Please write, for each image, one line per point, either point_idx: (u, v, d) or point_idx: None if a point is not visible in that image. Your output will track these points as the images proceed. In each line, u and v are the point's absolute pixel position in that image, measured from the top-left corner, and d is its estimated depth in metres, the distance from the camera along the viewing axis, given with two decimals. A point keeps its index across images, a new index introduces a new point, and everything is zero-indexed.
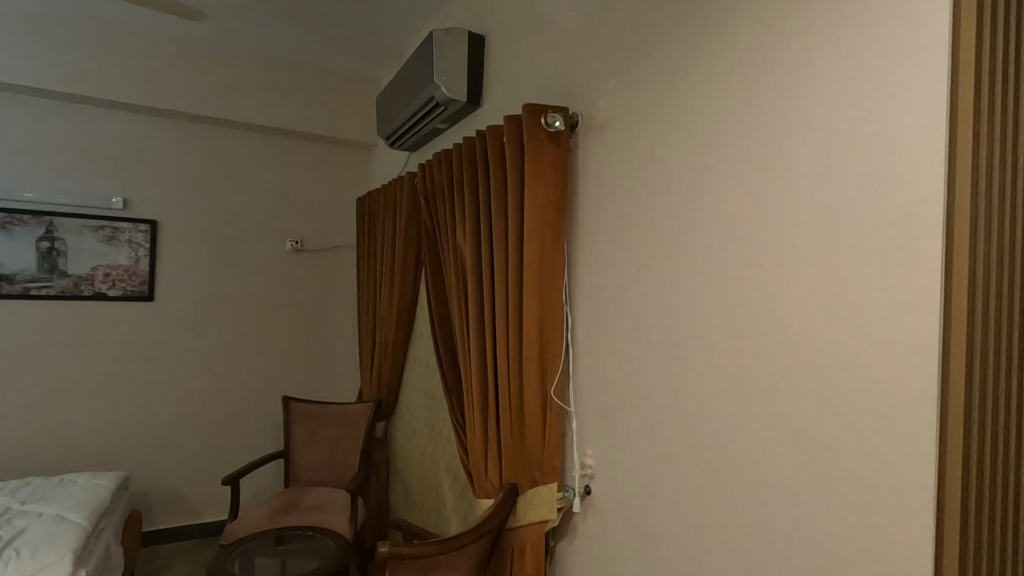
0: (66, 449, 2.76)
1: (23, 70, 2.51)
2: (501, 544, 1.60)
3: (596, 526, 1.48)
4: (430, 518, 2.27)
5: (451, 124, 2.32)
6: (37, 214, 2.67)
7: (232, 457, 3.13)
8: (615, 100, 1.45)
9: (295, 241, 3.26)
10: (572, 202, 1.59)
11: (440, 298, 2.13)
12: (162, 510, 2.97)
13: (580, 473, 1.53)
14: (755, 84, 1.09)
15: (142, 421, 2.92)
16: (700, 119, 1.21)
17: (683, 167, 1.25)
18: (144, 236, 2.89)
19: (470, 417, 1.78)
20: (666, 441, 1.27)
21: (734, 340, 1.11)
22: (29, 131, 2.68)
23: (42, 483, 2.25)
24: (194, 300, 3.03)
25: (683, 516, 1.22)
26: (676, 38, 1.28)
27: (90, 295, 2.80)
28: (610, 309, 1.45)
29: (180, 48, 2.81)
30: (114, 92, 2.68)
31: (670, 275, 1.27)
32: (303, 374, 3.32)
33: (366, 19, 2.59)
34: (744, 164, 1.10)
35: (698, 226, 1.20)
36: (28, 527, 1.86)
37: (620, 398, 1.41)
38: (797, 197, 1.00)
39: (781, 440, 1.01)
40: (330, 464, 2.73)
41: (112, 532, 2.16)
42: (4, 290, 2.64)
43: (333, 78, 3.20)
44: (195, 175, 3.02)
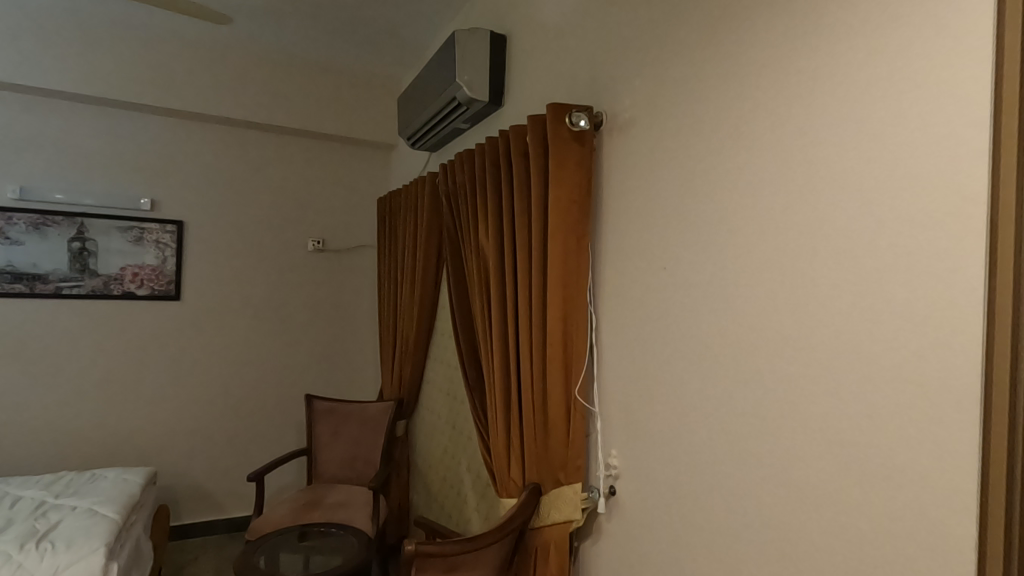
0: (96, 445, 2.83)
1: (55, 76, 2.58)
2: (525, 543, 1.60)
3: (621, 526, 1.48)
4: (451, 516, 2.28)
5: (472, 124, 2.33)
6: (69, 215, 2.74)
7: (256, 453, 3.18)
8: (641, 99, 1.44)
9: (317, 241, 3.30)
10: (596, 202, 1.58)
11: (462, 298, 2.14)
12: (188, 505, 3.03)
13: (605, 473, 1.52)
14: (787, 83, 1.07)
15: (169, 418, 2.98)
16: (728, 119, 1.19)
17: (711, 167, 1.23)
18: (171, 236, 2.95)
19: (493, 416, 1.78)
20: (694, 442, 1.26)
21: (764, 341, 1.09)
22: (61, 135, 2.75)
23: (75, 477, 2.31)
24: (219, 299, 3.08)
25: (710, 517, 1.21)
26: (704, 36, 1.26)
27: (120, 294, 2.86)
28: (636, 310, 1.44)
29: (205, 51, 2.86)
30: (141, 96, 2.74)
31: (698, 275, 1.26)
32: (325, 372, 3.35)
33: (387, 20, 2.61)
34: (775, 163, 1.09)
35: (727, 227, 1.19)
36: (63, 520, 1.91)
37: (646, 399, 1.40)
38: (833, 196, 0.98)
39: (813, 442, 1.00)
40: (351, 462, 2.76)
41: (142, 525, 2.21)
42: (38, 289, 2.71)
43: (355, 80, 3.23)
44: (220, 176, 3.08)
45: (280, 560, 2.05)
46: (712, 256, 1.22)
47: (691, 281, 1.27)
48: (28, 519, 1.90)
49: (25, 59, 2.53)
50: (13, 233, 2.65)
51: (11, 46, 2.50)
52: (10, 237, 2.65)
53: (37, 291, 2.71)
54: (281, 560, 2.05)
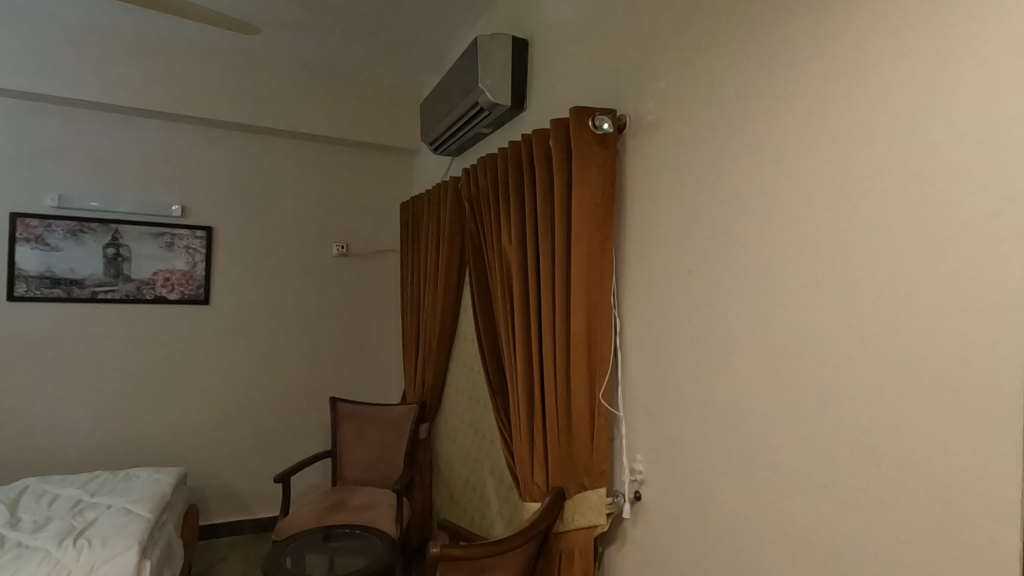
0: (129, 446, 2.91)
1: (92, 88, 2.68)
2: (549, 547, 1.59)
3: (647, 532, 1.46)
4: (474, 519, 2.28)
5: (493, 128, 2.34)
6: (104, 222, 2.83)
7: (282, 455, 3.23)
8: (666, 100, 1.43)
9: (341, 245, 3.34)
10: (620, 205, 1.57)
11: (485, 301, 2.15)
12: (217, 505, 3.09)
13: (630, 478, 1.51)
14: (816, 84, 1.05)
15: (198, 420, 3.05)
16: (755, 121, 1.18)
17: (738, 169, 1.22)
18: (200, 242, 3.02)
19: (516, 419, 1.78)
20: (722, 447, 1.24)
21: (794, 345, 1.08)
22: (97, 144, 2.84)
23: (109, 477, 2.37)
24: (247, 303, 3.15)
25: (738, 524, 1.20)
26: (730, 38, 1.25)
27: (152, 299, 2.94)
28: (661, 312, 1.43)
29: (233, 61, 2.93)
30: (172, 105, 2.82)
31: (725, 278, 1.24)
32: (349, 375, 3.39)
33: (410, 28, 2.65)
34: (804, 163, 1.07)
35: (755, 230, 1.17)
36: (98, 518, 1.97)
37: (673, 403, 1.38)
38: (865, 195, 0.95)
39: (846, 449, 0.97)
40: (375, 464, 2.78)
41: (173, 525, 2.26)
42: (75, 294, 2.80)
43: (379, 87, 3.27)
44: (247, 183, 3.15)
45: (306, 561, 2.08)
46: (741, 258, 1.20)
47: (718, 284, 1.26)
48: (66, 517, 1.96)
49: (64, 72, 2.63)
50: (52, 239, 2.75)
51: (51, 60, 2.60)
52: (49, 244, 2.75)
53: (73, 296, 2.80)
54: (307, 561, 2.08)
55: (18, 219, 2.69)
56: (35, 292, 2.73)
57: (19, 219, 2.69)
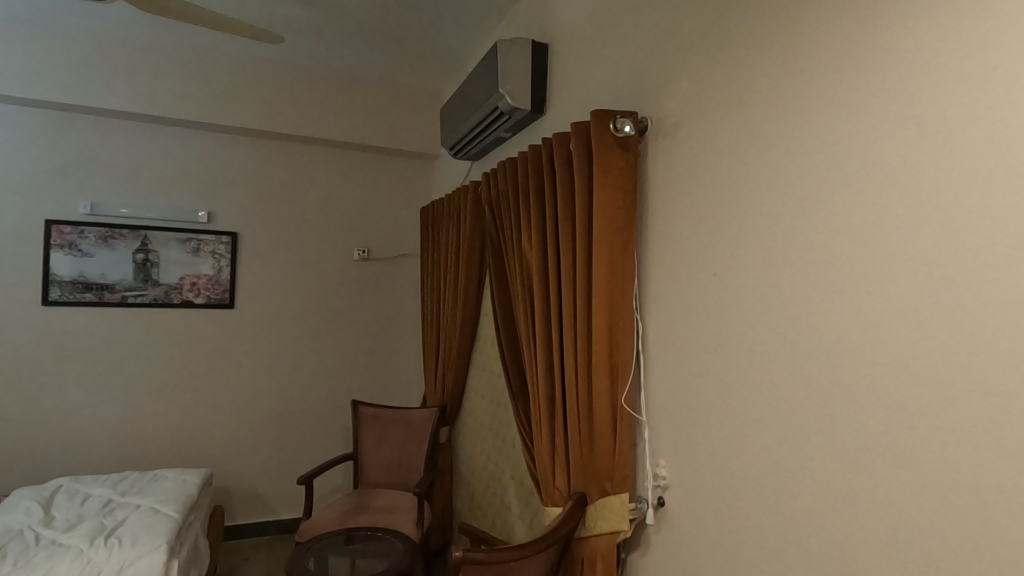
0: (157, 447, 2.97)
1: (123, 98, 2.76)
2: (571, 552, 1.59)
3: (671, 538, 1.44)
4: (495, 523, 2.27)
5: (513, 132, 2.34)
6: (134, 228, 2.91)
7: (305, 457, 3.26)
8: (688, 102, 1.42)
9: (362, 250, 3.38)
10: (641, 208, 1.56)
11: (505, 305, 2.15)
12: (242, 506, 3.14)
13: (653, 484, 1.49)
14: (845, 84, 1.04)
15: (223, 422, 3.10)
16: (781, 122, 1.17)
17: (763, 170, 1.20)
18: (226, 247, 3.08)
19: (537, 423, 1.78)
20: (749, 452, 1.22)
21: (825, 349, 1.06)
22: (127, 153, 2.92)
23: (139, 477, 2.42)
24: (271, 307, 3.20)
25: (764, 530, 1.18)
26: (755, 38, 1.24)
27: (179, 303, 3.01)
28: (684, 317, 1.41)
29: (257, 69, 2.99)
30: (200, 114, 2.89)
31: (751, 280, 1.22)
32: (370, 379, 3.42)
33: (431, 34, 2.68)
34: (833, 165, 1.05)
35: (782, 232, 1.15)
36: (128, 518, 2.01)
37: (697, 408, 1.36)
38: (898, 197, 0.94)
39: (881, 456, 0.95)
40: (397, 467, 2.80)
41: (200, 525, 2.30)
42: (106, 298, 2.88)
43: (399, 92, 3.31)
44: (271, 189, 3.20)
45: (329, 563, 2.10)
46: (767, 261, 1.19)
47: (744, 286, 1.24)
48: (98, 516, 2.01)
49: (97, 84, 2.71)
50: (84, 245, 2.83)
51: (84, 72, 2.69)
52: (81, 249, 2.83)
53: (104, 300, 2.88)
54: (330, 563, 2.10)
55: (52, 226, 2.78)
56: (69, 296, 2.82)
57: (53, 226, 2.78)
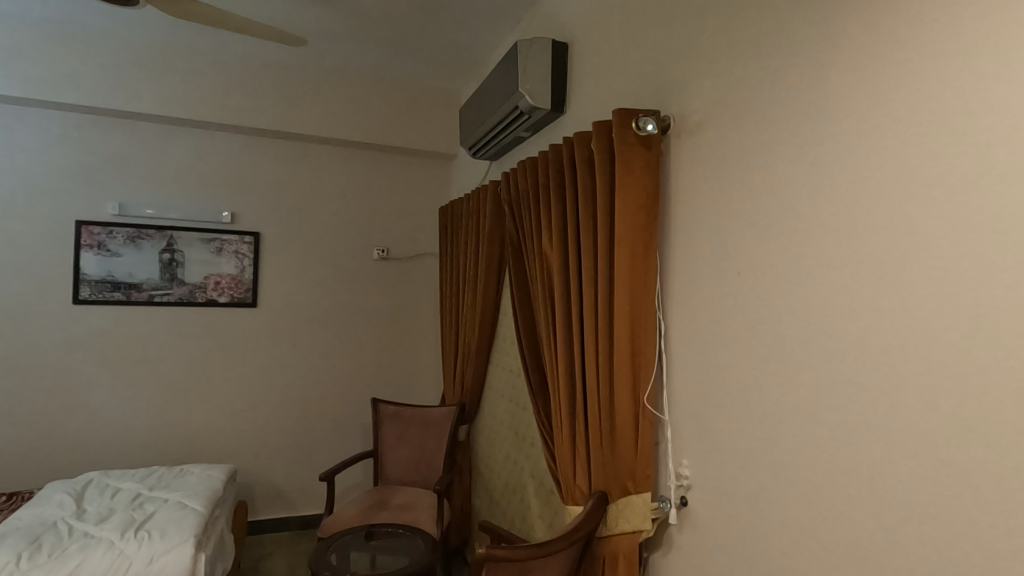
0: (181, 443, 3.04)
1: (148, 101, 2.82)
2: (592, 551, 1.59)
3: (694, 538, 1.43)
4: (514, 522, 2.28)
5: (533, 131, 2.35)
6: (160, 229, 2.97)
7: (326, 454, 3.31)
8: (711, 100, 1.41)
9: (382, 249, 3.41)
10: (664, 207, 1.55)
11: (525, 305, 2.15)
12: (264, 502, 3.20)
13: (676, 484, 1.48)
14: (873, 78, 1.02)
15: (246, 419, 3.15)
16: (807, 118, 1.15)
17: (787, 168, 1.19)
18: (248, 247, 3.14)
19: (558, 422, 1.78)
20: (774, 452, 1.21)
21: (851, 348, 1.04)
22: (153, 155, 2.98)
23: (166, 472, 2.48)
24: (291, 305, 3.24)
25: (788, 530, 1.17)
26: (778, 36, 1.23)
27: (203, 302, 3.07)
28: (707, 317, 1.40)
29: (278, 71, 3.03)
30: (222, 116, 2.94)
31: (775, 279, 1.21)
32: (389, 377, 3.45)
33: (449, 34, 2.69)
34: (859, 164, 1.04)
35: (807, 229, 1.14)
36: (157, 511, 2.06)
37: (721, 408, 1.35)
38: (926, 196, 0.92)
39: (911, 456, 0.93)
40: (416, 465, 2.82)
41: (225, 519, 2.35)
42: (133, 297, 2.95)
43: (418, 93, 3.33)
44: (291, 190, 3.24)
45: (350, 558, 2.12)
46: (792, 258, 1.17)
47: (769, 285, 1.23)
48: (128, 510, 2.06)
49: (124, 88, 2.78)
50: (113, 245, 2.90)
51: (113, 75, 2.76)
52: (110, 249, 2.90)
53: (132, 299, 2.95)
54: (351, 558, 2.13)
55: (83, 227, 2.85)
56: (98, 295, 2.89)
57: (84, 227, 2.85)
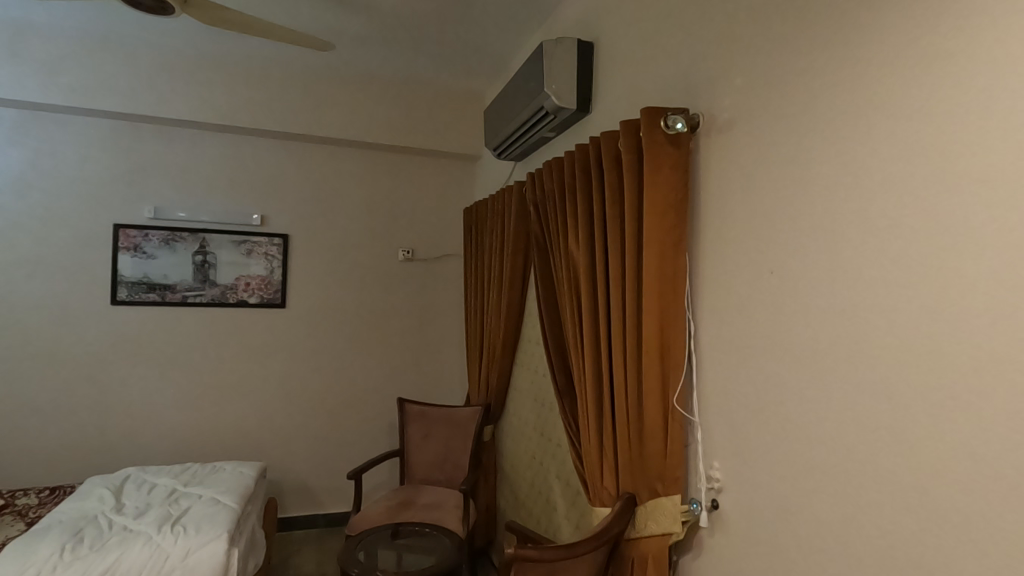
0: (213, 441, 3.11)
1: (182, 107, 2.90)
2: (621, 553, 1.58)
3: (725, 542, 1.41)
4: (540, 522, 2.28)
5: (558, 132, 2.35)
6: (193, 232, 3.05)
7: (353, 453, 3.35)
8: (742, 97, 1.38)
9: (407, 250, 3.44)
10: (693, 206, 1.53)
11: (551, 305, 2.15)
12: (294, 499, 3.25)
13: (707, 487, 1.46)
14: (914, 70, 0.99)
15: (275, 417, 3.21)
16: (843, 111, 1.12)
17: (822, 163, 1.16)
18: (277, 249, 3.20)
19: (585, 423, 1.78)
20: (809, 454, 1.18)
21: (893, 346, 1.01)
22: (186, 160, 3.07)
23: (199, 468, 2.54)
24: (319, 306, 3.29)
25: (822, 532, 1.14)
26: (810, 30, 1.20)
27: (234, 302, 3.14)
28: (738, 317, 1.38)
29: (305, 75, 3.08)
30: (251, 120, 3.00)
31: (809, 277, 1.18)
32: (415, 377, 3.48)
33: (474, 36, 2.71)
34: (896, 162, 1.01)
35: (843, 226, 1.11)
36: (192, 507, 2.11)
37: (754, 410, 1.33)
38: (970, 195, 0.90)
39: (959, 457, 0.90)
40: (442, 464, 2.84)
41: (256, 516, 2.40)
42: (168, 298, 3.03)
43: (442, 95, 3.35)
44: (319, 192, 3.30)
45: (378, 556, 2.15)
46: (827, 256, 1.14)
47: (803, 284, 1.20)
48: (164, 505, 2.12)
49: (159, 95, 2.86)
50: (148, 248, 2.99)
51: (148, 83, 2.84)
52: (146, 252, 2.99)
53: (166, 300, 3.03)
54: (379, 555, 2.15)
55: (120, 230, 2.95)
56: (134, 296, 2.98)
57: (121, 230, 2.95)
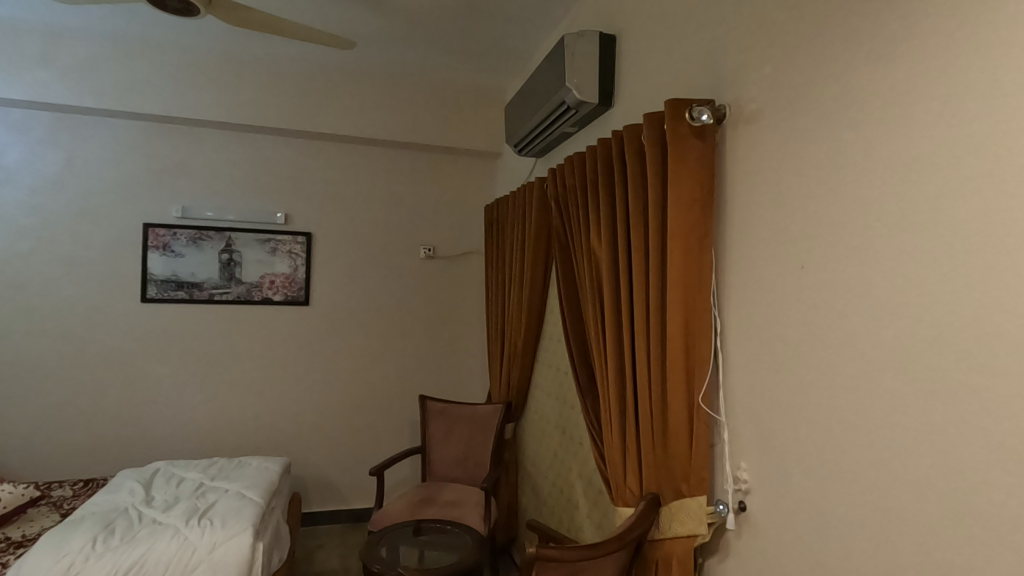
0: (239, 436, 3.16)
1: (207, 107, 2.94)
2: (645, 554, 1.55)
3: (753, 544, 1.37)
4: (563, 521, 2.26)
5: (579, 127, 2.32)
6: (219, 231, 3.11)
7: (376, 450, 3.38)
8: (771, 88, 1.34)
9: (428, 248, 3.44)
10: (720, 201, 1.49)
11: (573, 303, 2.12)
12: (317, 495, 3.29)
13: (733, 488, 1.42)
14: (953, 57, 0.95)
15: (299, 414, 3.25)
16: (879, 97, 1.07)
17: (855, 151, 1.11)
18: (301, 247, 3.23)
19: (607, 421, 1.76)
20: (841, 454, 1.13)
21: (931, 343, 0.96)
22: (212, 160, 3.12)
23: (225, 463, 2.58)
24: (342, 304, 3.32)
25: (854, 538, 1.10)
26: (842, 18, 1.16)
27: (260, 300, 3.18)
28: (767, 314, 1.33)
29: (327, 73, 3.10)
30: (274, 120, 3.04)
31: (841, 272, 1.14)
32: (437, 375, 3.49)
33: (494, 33, 2.69)
34: (935, 154, 0.97)
35: (878, 218, 1.06)
36: (218, 501, 2.15)
37: (784, 410, 1.28)
38: (1013, 187, 0.85)
39: (999, 463, 0.86)
40: (463, 462, 2.84)
41: (281, 510, 2.43)
42: (195, 296, 3.09)
43: (463, 91, 3.35)
44: (341, 190, 3.32)
45: (400, 552, 2.16)
46: (860, 247, 1.10)
47: (836, 278, 1.15)
48: (191, 498, 2.16)
49: (185, 96, 2.91)
50: (176, 246, 3.05)
51: (174, 84, 2.90)
52: (174, 250, 3.05)
53: (194, 298, 3.09)
54: (401, 552, 2.16)
55: (150, 229, 3.01)
56: (163, 294, 3.05)
57: (150, 229, 3.01)
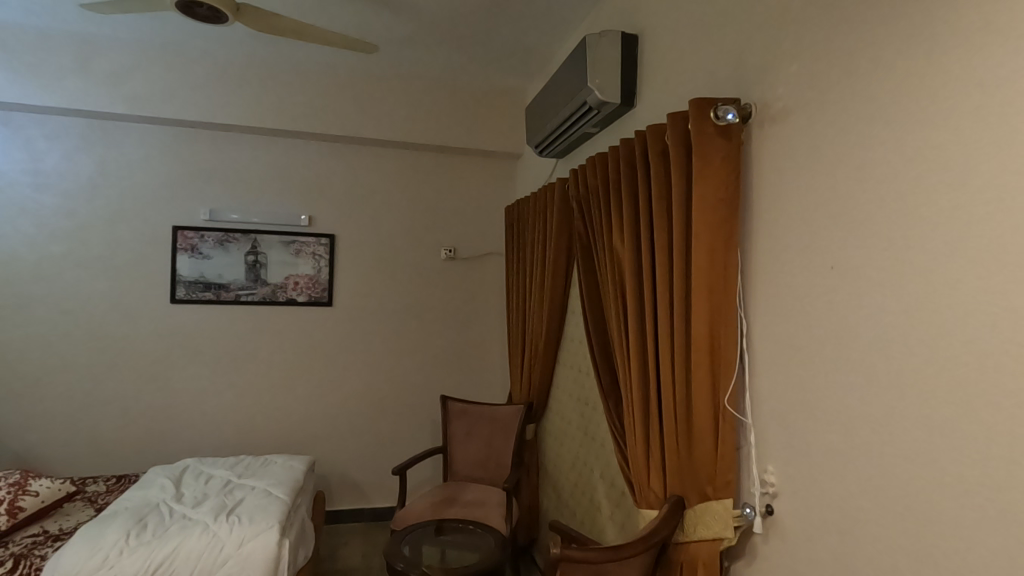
0: (265, 434, 3.22)
1: (232, 112, 3.00)
2: (670, 556, 1.54)
3: (781, 549, 1.35)
4: (585, 522, 2.25)
5: (601, 127, 2.31)
6: (245, 233, 3.17)
7: (398, 449, 3.41)
8: (797, 85, 1.32)
9: (449, 249, 3.46)
10: (745, 200, 1.47)
11: (595, 304, 2.12)
12: (341, 493, 3.33)
13: (760, 491, 1.40)
14: (988, 52, 0.92)
15: (323, 413, 3.30)
16: (910, 94, 1.05)
17: (885, 149, 1.09)
18: (325, 248, 3.28)
19: (630, 423, 1.75)
20: (870, 457, 1.11)
21: (966, 345, 0.94)
22: (238, 163, 3.18)
23: (251, 461, 2.63)
24: (364, 305, 3.36)
25: (884, 543, 1.08)
26: (871, 13, 1.14)
27: (284, 301, 3.24)
28: (795, 315, 1.31)
29: (349, 77, 3.14)
30: (297, 123, 3.09)
31: (872, 273, 1.12)
32: (458, 375, 3.50)
33: (514, 34, 2.70)
34: (969, 152, 0.94)
35: (908, 217, 1.04)
36: (246, 497, 2.19)
37: (812, 413, 1.26)
38: None
39: None
40: (484, 462, 2.85)
41: (306, 508, 2.46)
42: (222, 296, 3.16)
43: (483, 92, 3.36)
44: (363, 192, 3.36)
45: (422, 551, 2.17)
46: (890, 246, 1.08)
47: (865, 277, 1.13)
48: (220, 495, 2.21)
49: (211, 101, 2.97)
50: (204, 248, 3.12)
51: (202, 90, 2.96)
52: (202, 252, 3.12)
53: (221, 298, 3.16)
54: (423, 551, 2.18)
55: (179, 232, 3.09)
56: (192, 295, 3.12)
57: (179, 232, 3.09)
